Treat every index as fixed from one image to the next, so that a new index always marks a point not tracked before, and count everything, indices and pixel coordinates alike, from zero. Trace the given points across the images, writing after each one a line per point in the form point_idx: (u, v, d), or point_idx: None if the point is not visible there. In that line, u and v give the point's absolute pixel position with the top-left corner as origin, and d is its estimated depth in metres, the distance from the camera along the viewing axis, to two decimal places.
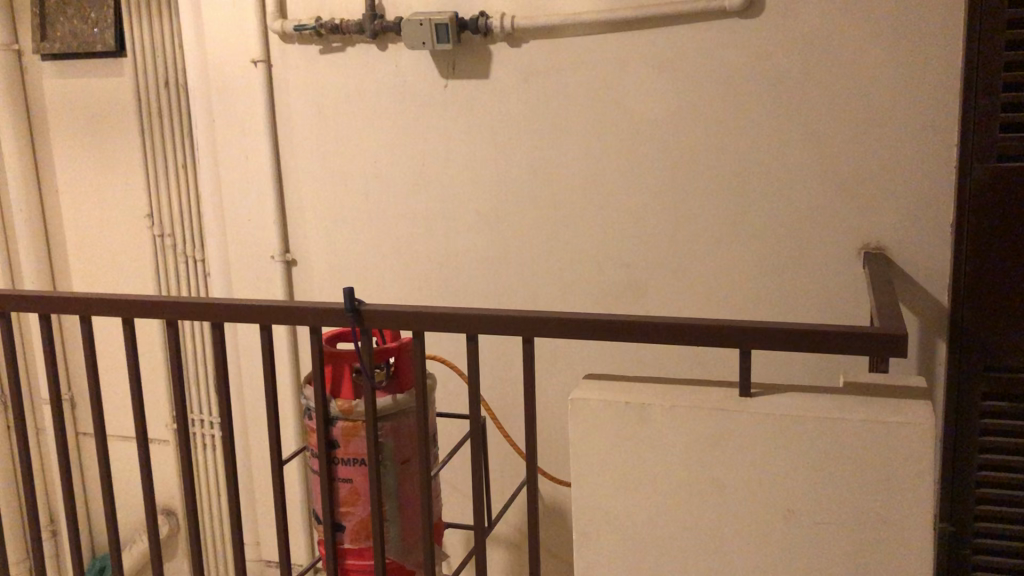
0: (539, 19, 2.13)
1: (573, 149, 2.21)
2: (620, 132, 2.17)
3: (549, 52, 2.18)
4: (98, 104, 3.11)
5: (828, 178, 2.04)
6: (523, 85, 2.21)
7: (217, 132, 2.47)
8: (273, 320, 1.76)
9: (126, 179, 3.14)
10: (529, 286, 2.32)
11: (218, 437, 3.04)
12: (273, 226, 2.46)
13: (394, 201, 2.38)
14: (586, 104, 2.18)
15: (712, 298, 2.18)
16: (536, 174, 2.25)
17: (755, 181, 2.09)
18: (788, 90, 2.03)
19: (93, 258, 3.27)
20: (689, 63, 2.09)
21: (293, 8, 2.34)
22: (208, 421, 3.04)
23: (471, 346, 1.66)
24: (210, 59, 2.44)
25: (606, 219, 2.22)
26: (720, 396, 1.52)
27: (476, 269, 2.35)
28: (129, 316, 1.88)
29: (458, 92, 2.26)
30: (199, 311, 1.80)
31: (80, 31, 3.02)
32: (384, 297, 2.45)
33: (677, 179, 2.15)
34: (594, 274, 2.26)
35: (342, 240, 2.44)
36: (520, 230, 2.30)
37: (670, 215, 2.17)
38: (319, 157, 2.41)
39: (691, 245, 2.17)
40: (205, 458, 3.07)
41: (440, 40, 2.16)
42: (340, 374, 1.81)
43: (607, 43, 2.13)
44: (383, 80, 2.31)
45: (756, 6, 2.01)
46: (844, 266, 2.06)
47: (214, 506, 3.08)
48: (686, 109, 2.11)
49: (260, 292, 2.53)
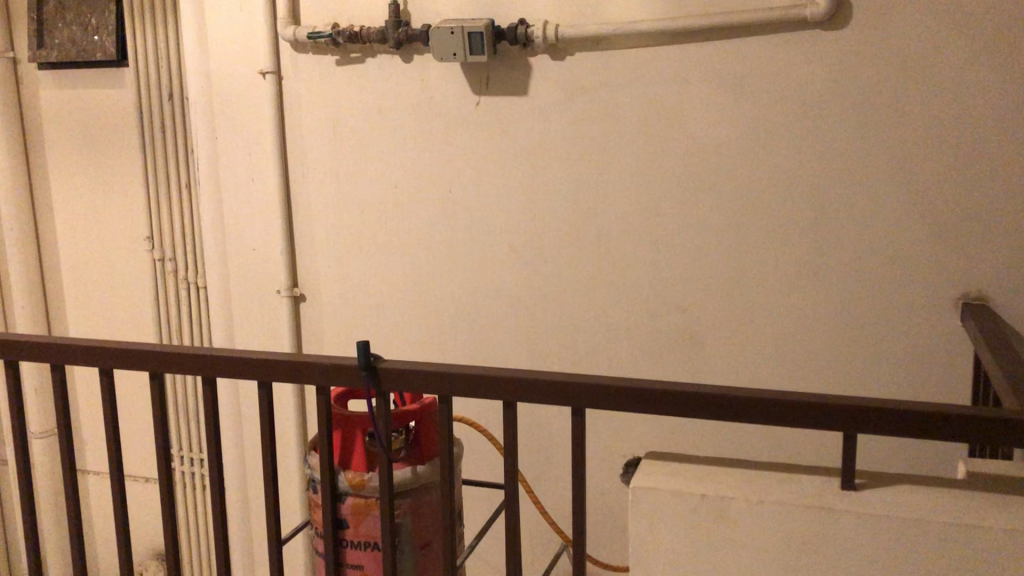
0: (588, 28, 1.85)
1: (622, 176, 1.94)
2: (678, 159, 1.89)
3: (598, 66, 1.91)
4: (97, 116, 2.87)
5: (921, 215, 1.76)
6: (566, 103, 1.94)
7: (220, 152, 2.21)
8: (274, 377, 1.49)
9: (125, 198, 2.89)
10: (568, 331, 2.04)
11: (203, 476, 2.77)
12: (279, 257, 2.19)
13: (416, 233, 2.11)
14: (639, 127, 1.91)
15: (779, 354, 1.90)
16: (580, 205, 1.98)
17: (835, 219, 1.81)
18: (876, 114, 1.76)
19: (89, 281, 3.02)
20: (760, 81, 1.81)
21: (307, 13, 2.08)
22: (197, 459, 2.76)
23: (509, 416, 1.39)
24: (215, 68, 2.17)
25: (659, 257, 1.94)
26: (817, 490, 1.24)
27: (508, 310, 2.08)
28: (109, 367, 1.61)
29: (492, 111, 1.99)
30: (192, 365, 1.54)
31: (79, 38, 2.77)
32: (403, 338, 2.18)
33: (742, 214, 1.87)
34: (644, 321, 1.98)
35: (357, 274, 2.18)
36: (559, 267, 2.02)
37: (734, 255, 1.89)
38: (333, 181, 2.14)
39: (759, 288, 1.89)
40: (186, 501, 2.79)
41: (473, 51, 1.89)
42: (350, 441, 1.53)
43: (665, 56, 1.86)
44: (407, 95, 2.04)
45: (840, 16, 1.74)
46: (938, 318, 1.78)
47: (197, 552, 2.81)
48: (754, 134, 1.83)
49: (265, 331, 2.26)
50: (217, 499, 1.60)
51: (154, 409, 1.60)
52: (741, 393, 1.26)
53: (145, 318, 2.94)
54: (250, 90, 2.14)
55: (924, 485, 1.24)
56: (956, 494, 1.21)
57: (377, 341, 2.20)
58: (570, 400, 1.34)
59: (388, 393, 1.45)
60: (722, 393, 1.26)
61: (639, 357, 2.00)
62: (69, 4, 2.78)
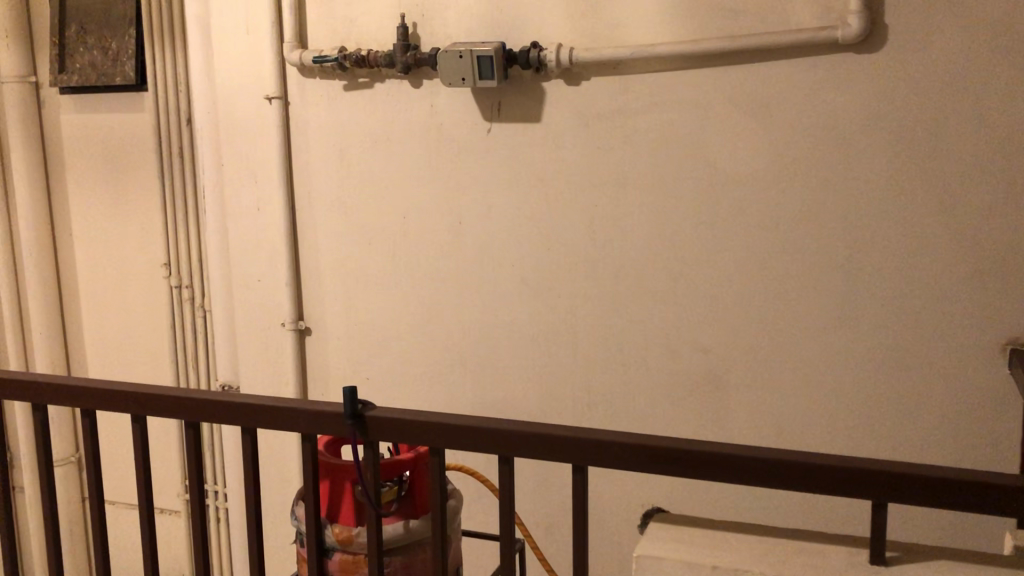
0: (604, 51, 1.75)
1: (640, 207, 1.83)
2: (699, 191, 1.78)
3: (614, 91, 1.80)
4: (116, 141, 2.79)
5: (964, 253, 1.62)
6: (582, 130, 1.84)
7: (227, 179, 2.13)
8: (257, 423, 1.40)
9: (144, 224, 2.80)
10: (582, 372, 1.92)
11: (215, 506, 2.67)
12: (285, 289, 2.11)
13: (425, 265, 2.01)
14: (657, 156, 1.80)
15: (806, 401, 1.76)
16: (595, 239, 1.87)
17: (869, 256, 1.68)
18: (914, 144, 1.63)
19: (105, 309, 2.93)
20: (787, 108, 1.69)
21: (315, 36, 2.00)
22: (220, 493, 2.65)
23: (504, 472, 1.28)
24: (223, 93, 2.10)
25: (679, 294, 1.82)
26: (841, 564, 1.11)
27: (520, 347, 1.97)
28: (90, 407, 1.52)
29: (504, 139, 1.90)
30: (173, 407, 1.45)
31: (100, 62, 2.69)
32: (412, 374, 2.07)
33: (768, 249, 1.75)
34: (663, 362, 1.86)
35: (365, 307, 2.08)
36: (574, 301, 1.91)
37: (758, 294, 1.77)
38: (339, 211, 2.06)
39: (787, 328, 1.76)
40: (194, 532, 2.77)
41: (483, 76, 1.80)
42: (338, 492, 1.43)
43: (686, 81, 1.75)
44: (417, 122, 1.95)
45: (874, 38, 1.62)
46: (982, 364, 1.64)
47: None
48: (781, 163, 1.71)
49: (269, 364, 2.18)
50: (201, 544, 1.53)
51: (137, 451, 1.52)
52: (757, 454, 1.14)
53: (160, 347, 2.85)
54: (256, 116, 2.07)
55: (959, 560, 1.11)
56: (997, 573, 1.08)
57: (385, 378, 2.10)
58: (570, 458, 1.22)
59: (376, 443, 1.34)
60: (735, 455, 1.14)
61: (657, 400, 1.88)
62: (90, 28, 2.70)
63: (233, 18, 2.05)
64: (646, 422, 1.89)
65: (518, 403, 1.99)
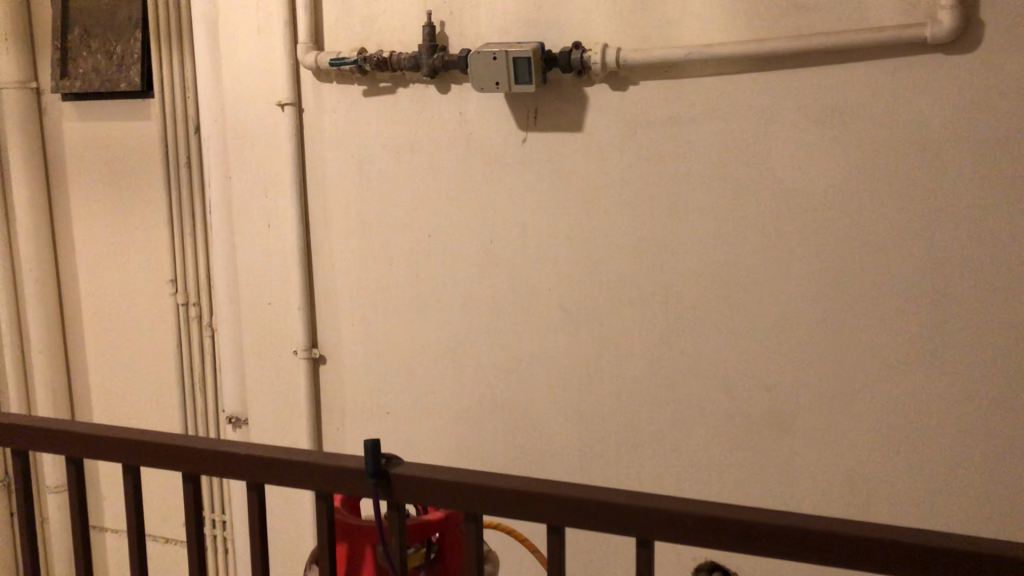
0: (655, 52, 1.56)
1: (693, 225, 1.64)
2: (762, 208, 1.60)
3: (666, 97, 1.61)
4: (121, 151, 2.62)
5: None
6: (628, 141, 1.65)
7: (235, 193, 1.95)
8: (265, 479, 1.21)
9: (150, 240, 2.62)
10: (628, 407, 1.74)
11: (227, 537, 2.47)
12: (297, 314, 1.93)
13: (452, 289, 1.83)
14: (714, 169, 1.61)
15: (882, 443, 1.59)
16: (642, 261, 1.68)
17: (957, 284, 1.50)
18: (1011, 158, 1.44)
19: (109, 330, 2.75)
20: (863, 116, 1.51)
21: (332, 37, 1.82)
22: (221, 520, 2.47)
23: (553, 543, 1.09)
24: (229, 99, 1.92)
25: (738, 323, 1.64)
26: None
27: (557, 379, 1.78)
28: (74, 455, 1.34)
29: (541, 150, 1.71)
30: (170, 457, 1.27)
31: (103, 67, 2.51)
32: (436, 407, 1.89)
33: (839, 275, 1.57)
34: (719, 398, 1.68)
35: (385, 333, 1.90)
36: (617, 330, 1.72)
37: (829, 322, 1.59)
38: (358, 229, 1.88)
39: (861, 362, 1.58)
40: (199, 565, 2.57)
41: (520, 79, 1.61)
42: (358, 557, 1.28)
43: (747, 86, 1.56)
44: (444, 131, 1.77)
45: (966, 37, 1.43)
46: None
47: None
48: (857, 179, 1.53)
49: (279, 394, 2.00)
50: None
51: (128, 506, 1.34)
52: (863, 530, 0.95)
53: (166, 371, 2.67)
54: (267, 123, 1.89)
55: None
56: None
57: (407, 411, 1.92)
58: (633, 530, 1.03)
59: (402, 505, 1.16)
60: (836, 531, 0.95)
61: (712, 440, 1.70)
62: (94, 30, 2.53)
63: (242, 17, 1.88)
64: (700, 464, 1.71)
65: (555, 441, 1.81)
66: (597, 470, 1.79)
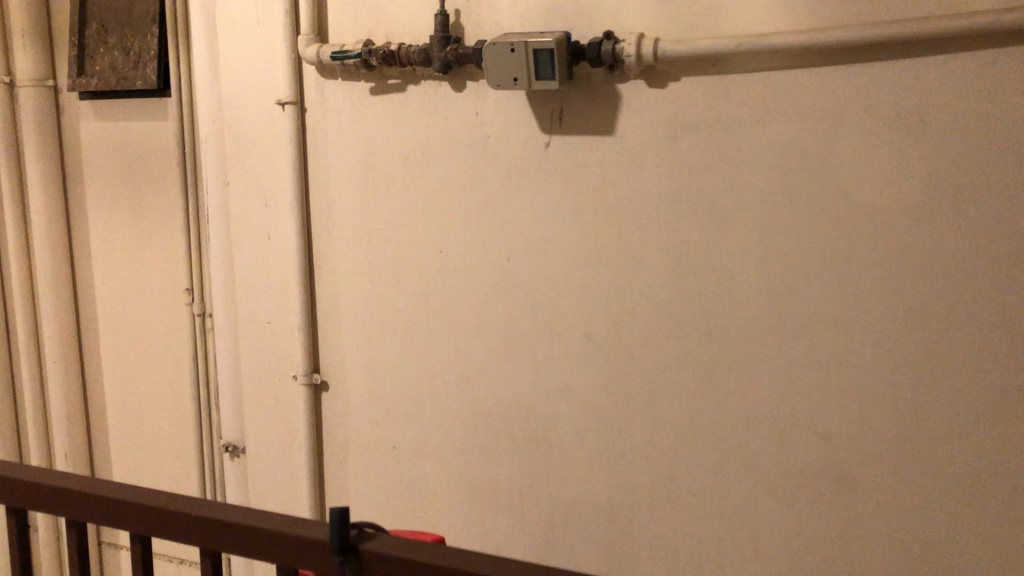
0: (698, 43, 1.34)
1: (739, 245, 1.41)
2: (820, 225, 1.36)
3: (709, 95, 1.39)
4: (139, 152, 2.41)
5: None
6: (665, 147, 1.43)
7: (233, 201, 1.78)
8: (220, 546, 1.02)
9: (164, 248, 2.43)
10: (661, 449, 1.52)
11: None
12: (296, 335, 1.74)
13: (466, 311, 1.62)
14: (764, 180, 1.38)
15: (962, 505, 1.35)
16: (680, 285, 1.46)
17: None
18: None
19: (124, 343, 2.56)
20: (943, 120, 1.27)
21: (339, 27, 1.63)
22: None
23: None
24: (228, 98, 1.74)
25: (790, 358, 1.41)
26: None
27: (581, 416, 1.57)
28: (17, 505, 1.17)
29: (566, 155, 1.50)
30: (115, 513, 1.08)
31: (119, 63, 2.29)
32: (449, 441, 1.69)
33: (911, 306, 1.33)
34: (767, 443, 1.45)
35: (391, 358, 1.70)
36: (650, 364, 1.50)
37: (899, 361, 1.35)
38: (364, 243, 1.68)
39: (935, 410, 1.34)
40: None
41: (541, 74, 1.40)
42: None
43: (803, 85, 1.34)
44: (458, 134, 1.57)
45: None
46: None
47: None
48: (933, 196, 1.29)
49: (279, 420, 1.81)
50: None
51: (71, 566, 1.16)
52: None
53: (176, 388, 2.49)
54: (266, 124, 1.71)
55: None
56: None
57: (416, 443, 1.72)
58: None
59: None
60: None
61: (758, 492, 1.47)
62: (111, 23, 2.31)
63: (241, 8, 1.70)
64: (744, 518, 1.49)
65: (578, 485, 1.59)
66: (626, 519, 1.57)
